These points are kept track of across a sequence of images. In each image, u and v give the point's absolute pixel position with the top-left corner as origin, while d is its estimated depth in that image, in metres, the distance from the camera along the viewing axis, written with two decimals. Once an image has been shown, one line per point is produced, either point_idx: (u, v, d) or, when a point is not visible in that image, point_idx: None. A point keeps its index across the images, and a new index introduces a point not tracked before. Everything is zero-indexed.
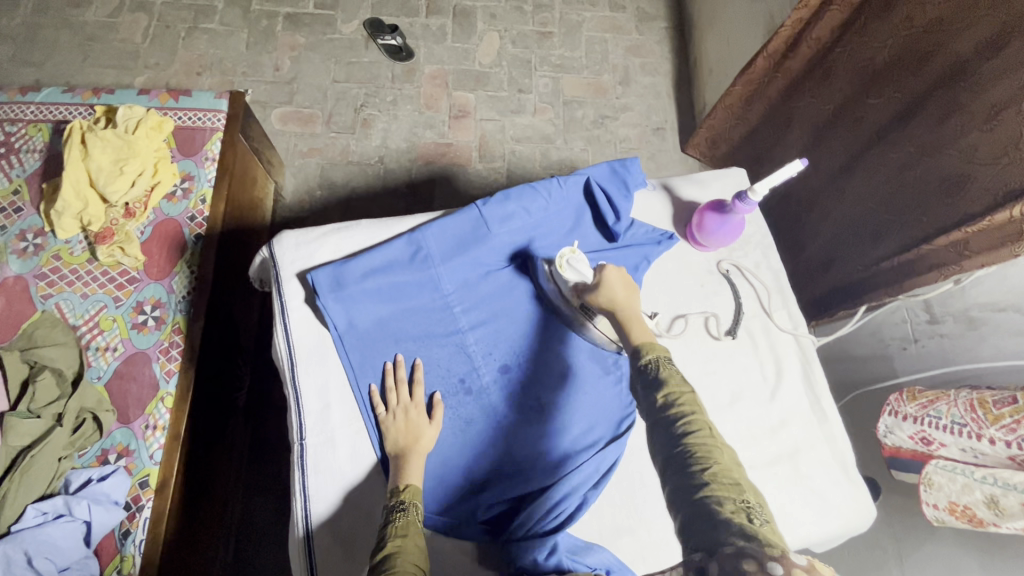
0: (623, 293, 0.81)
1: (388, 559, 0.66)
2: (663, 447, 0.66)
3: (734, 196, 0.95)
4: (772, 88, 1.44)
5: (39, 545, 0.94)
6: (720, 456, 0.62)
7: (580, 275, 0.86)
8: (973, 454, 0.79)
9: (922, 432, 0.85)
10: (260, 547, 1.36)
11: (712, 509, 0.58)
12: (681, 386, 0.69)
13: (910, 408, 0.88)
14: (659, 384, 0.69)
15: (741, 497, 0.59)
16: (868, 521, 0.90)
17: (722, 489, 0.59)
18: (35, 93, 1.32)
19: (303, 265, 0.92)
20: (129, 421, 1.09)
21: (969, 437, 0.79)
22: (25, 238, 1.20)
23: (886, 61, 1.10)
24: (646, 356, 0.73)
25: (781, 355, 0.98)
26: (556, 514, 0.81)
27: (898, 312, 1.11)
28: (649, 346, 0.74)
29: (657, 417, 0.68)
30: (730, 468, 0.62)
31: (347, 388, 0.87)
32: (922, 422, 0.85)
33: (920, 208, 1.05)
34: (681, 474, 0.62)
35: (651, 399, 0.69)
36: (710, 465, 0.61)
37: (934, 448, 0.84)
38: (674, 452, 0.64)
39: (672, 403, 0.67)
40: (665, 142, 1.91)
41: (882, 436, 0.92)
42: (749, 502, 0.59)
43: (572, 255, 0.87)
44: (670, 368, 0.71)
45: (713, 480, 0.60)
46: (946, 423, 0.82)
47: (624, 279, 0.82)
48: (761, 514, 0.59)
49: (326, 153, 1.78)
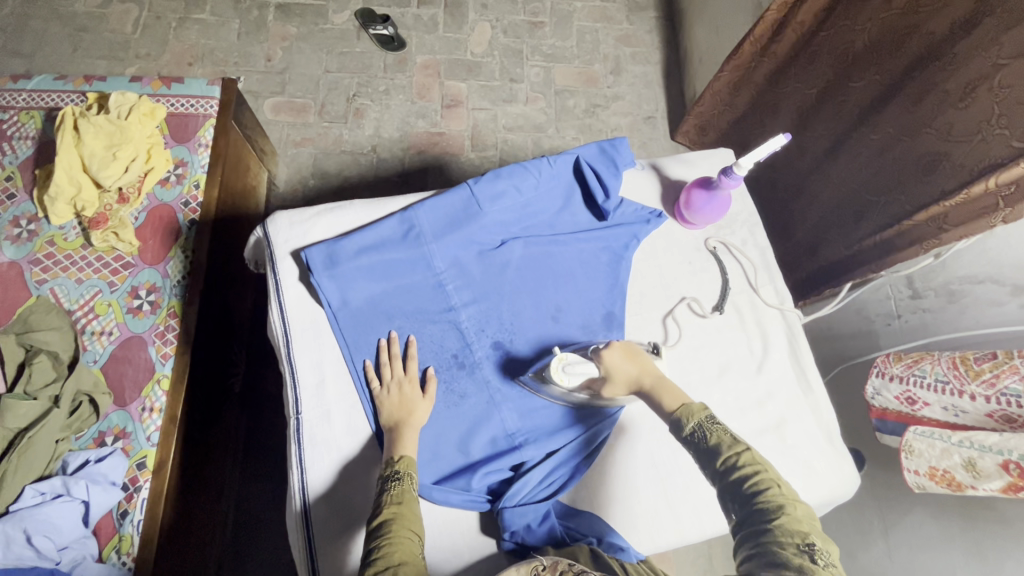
0: (634, 367, 0.81)
1: (384, 525, 0.68)
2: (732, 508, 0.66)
3: (719, 171, 0.96)
4: (759, 74, 1.46)
5: (37, 524, 0.94)
6: (786, 509, 0.63)
7: (584, 374, 0.83)
8: (955, 413, 0.81)
9: (908, 392, 0.87)
10: (257, 530, 1.37)
11: (777, 553, 0.59)
12: (733, 444, 0.70)
13: (897, 368, 0.89)
14: (715, 448, 0.70)
15: (807, 543, 0.61)
16: (853, 488, 0.92)
17: (785, 534, 0.61)
18: (26, 81, 1.33)
19: (296, 244, 0.93)
20: (126, 403, 1.10)
21: (951, 394, 0.81)
22: (19, 225, 1.21)
23: (866, 44, 1.12)
24: (687, 424, 0.73)
25: (768, 328, 1.00)
26: (547, 483, 0.85)
27: (882, 289, 1.14)
28: (687, 411, 0.74)
29: (720, 481, 0.69)
30: (798, 520, 0.63)
31: (341, 363, 0.88)
32: (908, 382, 0.87)
33: (901, 185, 1.07)
34: (752, 532, 0.63)
35: (710, 455, 0.71)
36: (776, 514, 0.63)
37: (918, 407, 0.85)
38: (744, 514, 0.65)
39: (732, 466, 0.68)
40: (656, 130, 1.92)
41: (869, 398, 0.92)
42: (816, 547, 0.60)
43: (563, 363, 0.84)
44: (714, 430, 0.71)
45: (781, 533, 0.61)
46: (931, 381, 0.84)
47: (625, 354, 0.83)
48: (827, 556, 0.60)
49: (319, 143, 1.78)
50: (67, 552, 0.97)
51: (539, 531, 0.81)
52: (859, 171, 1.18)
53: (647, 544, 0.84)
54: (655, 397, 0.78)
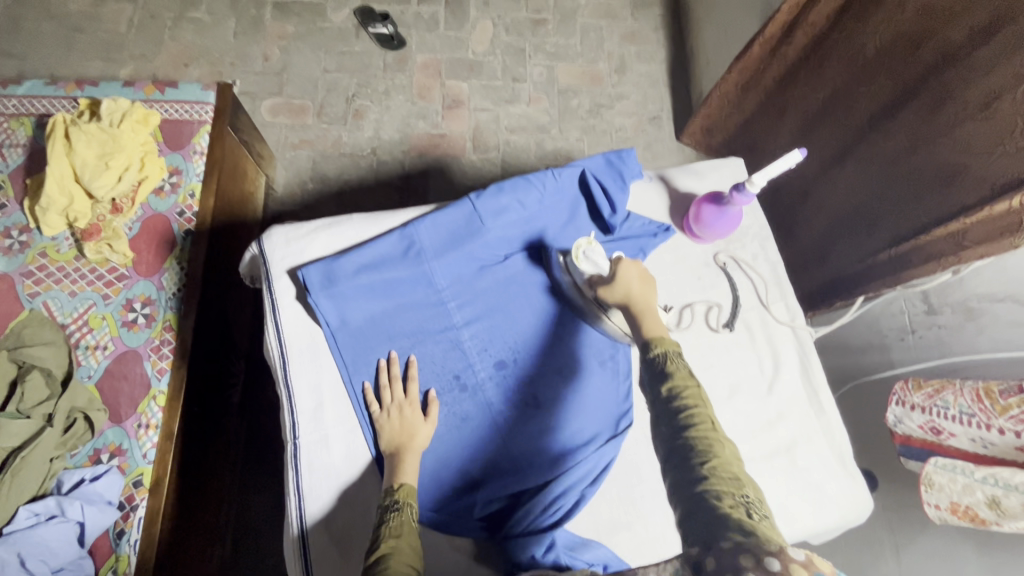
0: (637, 285, 0.80)
1: (382, 560, 0.66)
2: (665, 440, 0.67)
3: (730, 187, 0.93)
4: (768, 76, 1.42)
5: (32, 547, 0.93)
6: (721, 451, 0.63)
7: (596, 267, 0.86)
8: (983, 445, 0.78)
9: (931, 422, 0.85)
10: (257, 541, 1.36)
11: (710, 503, 0.59)
12: (685, 378, 0.70)
13: (917, 397, 0.87)
14: (664, 377, 0.70)
15: (739, 491, 0.60)
16: (866, 512, 0.90)
17: (719, 481, 0.61)
18: (17, 87, 1.29)
19: (293, 261, 0.90)
20: (121, 420, 1.08)
21: (977, 427, 0.78)
22: (10, 235, 1.18)
23: (879, 48, 1.09)
24: (653, 348, 0.73)
25: (779, 347, 0.97)
26: (552, 511, 0.81)
27: (896, 303, 1.11)
28: (659, 339, 0.74)
29: (659, 409, 0.69)
30: (729, 461, 0.63)
31: (340, 386, 0.86)
32: (930, 412, 0.85)
33: (915, 196, 1.04)
34: (686, 470, 0.63)
35: (656, 392, 0.70)
36: (710, 459, 0.63)
37: (944, 437, 0.83)
38: (677, 444, 0.65)
39: (676, 396, 0.68)
40: (661, 131, 1.88)
41: (893, 425, 0.92)
42: (748, 497, 0.60)
43: (589, 246, 0.87)
44: (677, 361, 0.71)
45: (713, 474, 0.61)
46: (954, 413, 0.82)
47: (639, 273, 0.82)
48: (758, 508, 0.60)
49: (318, 145, 1.75)
50: (63, 574, 0.95)
51: (542, 562, 0.75)
52: (871, 180, 1.15)
53: None
54: (640, 318, 0.78)
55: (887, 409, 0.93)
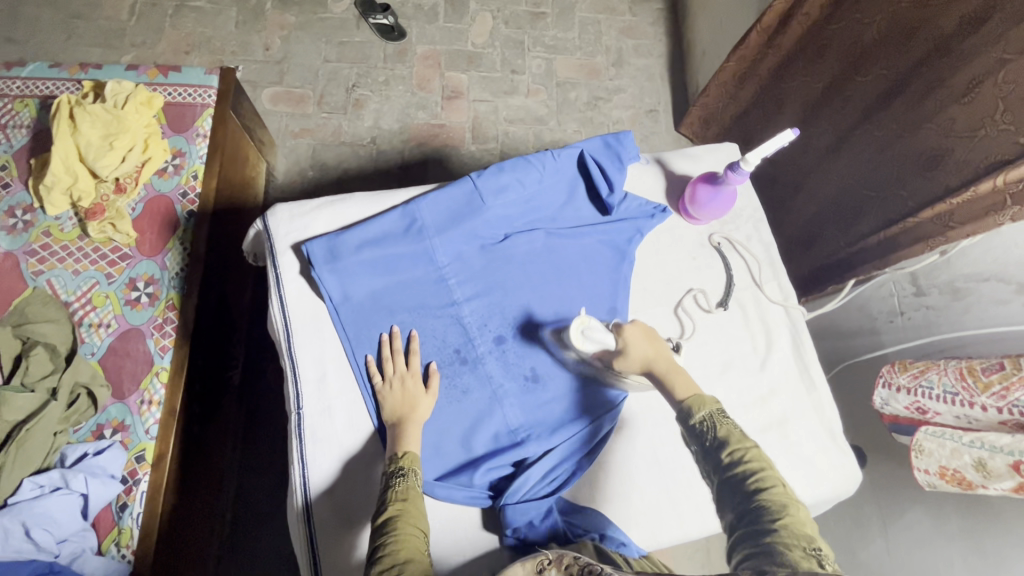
0: (651, 347, 0.81)
1: (389, 522, 0.67)
2: (733, 504, 0.67)
3: (726, 166, 0.95)
4: (763, 67, 1.45)
5: (36, 517, 0.94)
6: (792, 510, 0.64)
7: (600, 345, 0.82)
8: (967, 419, 0.82)
9: (917, 402, 0.88)
10: (256, 523, 1.37)
11: (787, 557, 0.58)
12: (741, 441, 0.71)
13: (903, 379, 0.89)
14: (721, 442, 0.71)
15: (810, 546, 0.61)
16: (855, 485, 0.92)
17: (792, 537, 0.61)
18: (21, 69, 1.30)
19: (297, 237, 0.92)
20: (124, 396, 1.09)
21: (961, 405, 0.81)
22: (14, 215, 1.19)
23: (875, 38, 1.11)
24: (697, 413, 0.74)
25: (772, 325, 0.99)
26: (550, 479, 0.85)
27: (885, 286, 1.14)
28: (698, 402, 0.75)
29: (722, 475, 0.69)
30: (801, 520, 0.63)
31: (343, 358, 0.88)
32: (916, 393, 0.87)
33: (902, 181, 1.07)
34: (756, 527, 0.63)
35: (717, 456, 0.70)
36: (782, 516, 0.63)
37: (930, 416, 0.86)
38: (747, 509, 0.65)
39: (738, 460, 0.69)
40: (658, 124, 1.91)
41: (879, 407, 0.94)
42: (821, 551, 0.60)
43: (585, 325, 0.83)
44: (723, 424, 0.72)
45: (785, 529, 0.61)
46: (939, 393, 0.84)
47: (646, 333, 0.82)
48: (831, 561, 0.60)
49: (318, 134, 1.76)
50: (66, 545, 0.96)
51: (544, 529, 0.79)
52: (861, 167, 1.18)
53: (650, 540, 0.84)
54: (668, 382, 0.79)
55: (872, 391, 0.95)
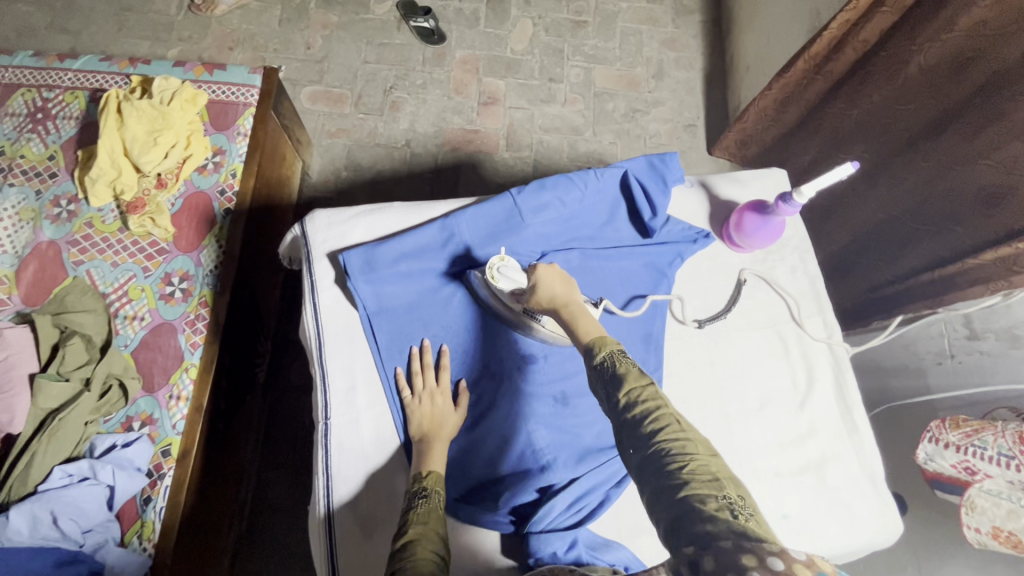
0: (561, 288, 0.78)
1: (408, 546, 0.65)
2: (635, 449, 0.60)
3: (777, 197, 0.91)
4: (811, 91, 1.38)
5: (64, 506, 0.95)
6: (694, 448, 0.57)
7: (516, 282, 0.83)
8: (1021, 488, 0.76)
9: (966, 461, 0.85)
10: (271, 521, 1.38)
11: (694, 509, 0.52)
12: (639, 377, 0.64)
13: (953, 436, 0.87)
14: (616, 384, 0.63)
15: (722, 493, 0.54)
16: (895, 537, 0.88)
17: (701, 484, 0.54)
18: (73, 60, 1.33)
19: (334, 245, 0.91)
20: (154, 390, 1.11)
21: (1015, 470, 0.76)
22: (59, 204, 1.21)
23: (923, 66, 1.06)
24: (598, 352, 0.67)
25: (814, 364, 0.95)
26: (576, 509, 0.81)
27: (935, 326, 1.08)
28: (600, 342, 0.69)
29: (621, 420, 0.62)
30: (708, 460, 0.56)
31: (372, 371, 0.87)
32: (966, 451, 0.84)
33: (955, 217, 1.03)
34: (659, 477, 0.56)
35: (613, 399, 0.63)
36: (687, 461, 0.56)
37: (979, 478, 0.82)
38: (648, 454, 0.58)
39: (634, 401, 0.61)
40: (696, 140, 1.87)
41: (923, 462, 0.92)
42: (732, 498, 0.54)
43: (502, 263, 0.84)
44: (625, 361, 0.65)
45: (691, 477, 0.55)
46: (992, 454, 0.80)
47: (559, 276, 0.79)
48: (744, 508, 0.54)
49: (354, 134, 1.77)
50: (90, 535, 0.97)
51: (564, 560, 0.76)
52: (907, 199, 1.13)
53: None
54: (571, 322, 0.73)
55: (918, 445, 0.93)
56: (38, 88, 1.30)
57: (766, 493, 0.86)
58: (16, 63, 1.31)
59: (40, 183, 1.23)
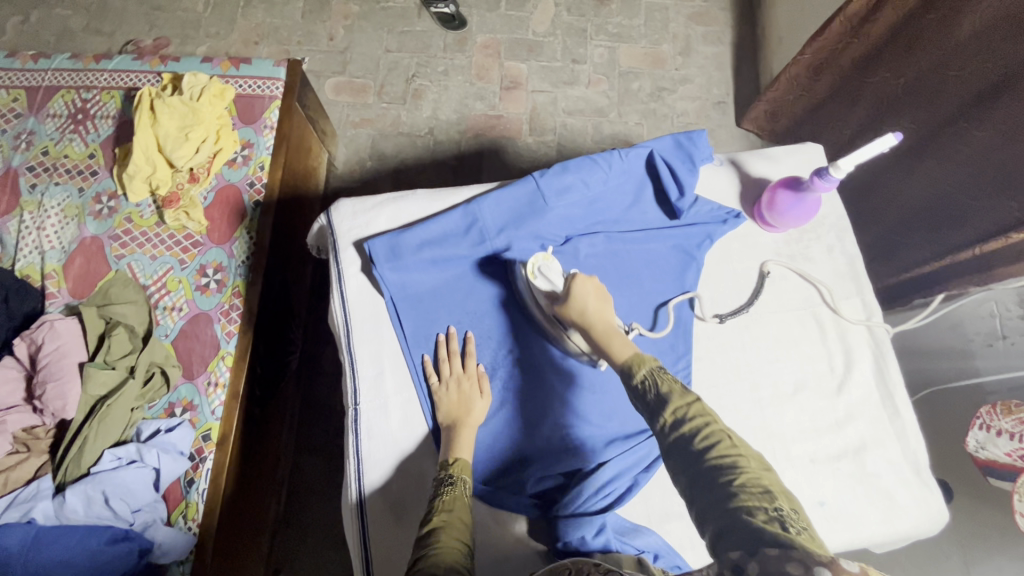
0: (594, 302, 0.79)
1: (433, 533, 0.66)
2: (686, 469, 0.60)
3: (812, 172, 0.87)
4: (845, 58, 1.32)
5: (114, 486, 1.00)
6: (745, 464, 0.58)
7: (551, 285, 0.83)
8: None
9: (1020, 449, 0.84)
10: (308, 502, 1.43)
11: (744, 520, 0.53)
12: (684, 396, 0.65)
13: (1006, 423, 0.87)
14: (662, 402, 0.65)
15: (772, 505, 0.54)
16: (941, 524, 0.84)
17: (749, 496, 0.54)
18: (107, 61, 1.37)
19: (359, 233, 0.92)
20: (193, 377, 1.15)
21: None
22: (101, 201, 1.26)
23: (974, 29, 0.98)
24: (637, 372, 0.69)
25: (853, 347, 0.92)
26: (606, 493, 0.80)
27: (986, 304, 1.03)
28: (638, 362, 0.70)
29: (672, 438, 0.62)
30: (759, 475, 0.57)
31: (400, 357, 0.88)
32: (1019, 439, 0.84)
33: (1011, 189, 0.94)
34: (711, 491, 0.57)
35: (658, 419, 0.64)
36: (737, 475, 0.57)
37: None
38: (699, 472, 0.59)
39: (681, 418, 0.62)
40: (726, 117, 1.80)
41: (973, 451, 0.93)
42: (783, 510, 0.54)
43: (544, 262, 0.84)
44: (665, 381, 0.67)
45: (741, 490, 0.55)
46: None
47: (597, 290, 0.80)
48: (796, 521, 0.54)
49: (377, 124, 1.78)
50: (140, 514, 1.02)
51: (594, 544, 0.75)
52: (949, 174, 1.07)
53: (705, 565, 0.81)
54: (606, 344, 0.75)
55: (968, 433, 0.95)
56: (76, 89, 1.34)
57: (801, 479, 0.84)
58: (54, 66, 1.36)
59: (82, 181, 1.28)
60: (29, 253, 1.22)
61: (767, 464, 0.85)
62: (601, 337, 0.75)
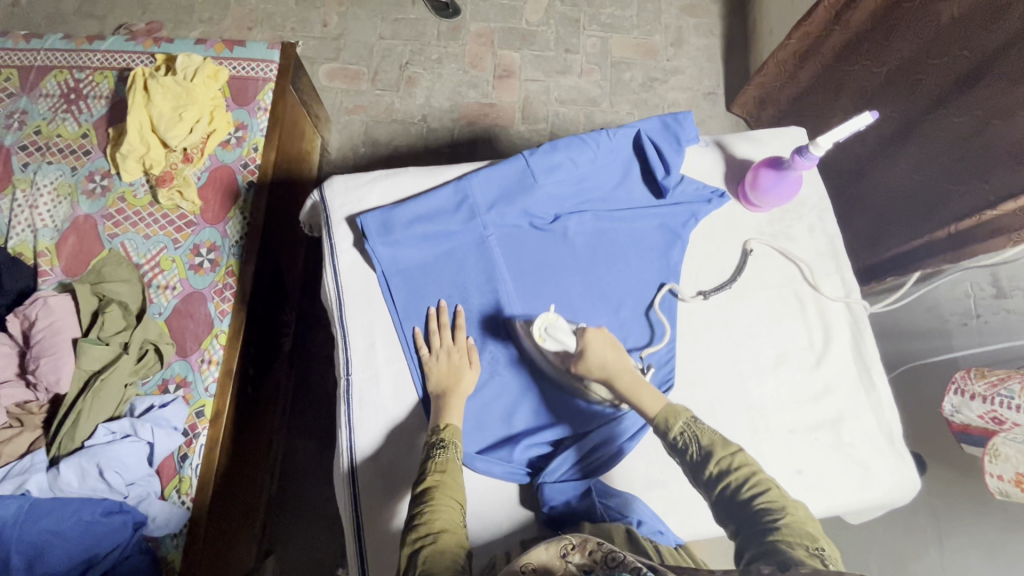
0: (612, 356, 0.79)
1: (427, 492, 0.69)
2: (731, 514, 0.65)
3: (792, 150, 0.90)
4: (827, 46, 1.36)
5: (108, 460, 1.00)
6: (789, 509, 0.62)
7: (562, 345, 0.82)
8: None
9: (992, 412, 0.88)
10: (300, 482, 1.45)
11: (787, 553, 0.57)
12: (726, 446, 0.68)
13: (980, 387, 0.92)
14: (706, 453, 0.68)
15: (813, 544, 0.59)
16: (913, 491, 0.87)
17: (792, 534, 0.59)
18: (100, 42, 1.37)
19: (352, 209, 0.94)
20: (187, 354, 1.17)
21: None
22: (94, 180, 1.27)
23: (953, 17, 1.01)
24: (674, 425, 0.72)
25: (832, 323, 0.95)
26: (590, 460, 0.84)
27: (961, 284, 1.05)
28: (667, 416, 0.73)
29: (718, 486, 0.66)
30: (802, 519, 0.61)
31: (391, 329, 0.90)
32: (992, 402, 0.89)
33: (984, 174, 1.00)
34: (756, 530, 0.61)
35: (701, 468, 0.68)
36: (780, 516, 0.61)
37: (1004, 426, 0.86)
38: (744, 517, 0.63)
39: (727, 469, 0.66)
40: (715, 107, 1.83)
41: (950, 415, 0.97)
42: (823, 550, 0.58)
43: (550, 324, 0.83)
44: (704, 432, 0.70)
45: (785, 528, 0.60)
46: (1014, 401, 0.84)
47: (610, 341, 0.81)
48: (835, 561, 0.58)
49: (371, 111, 1.79)
50: (134, 487, 1.04)
51: (579, 508, 0.79)
52: (932, 160, 1.10)
53: (686, 530, 0.83)
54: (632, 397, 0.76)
55: (946, 399, 0.99)
56: (69, 69, 1.35)
57: (780, 449, 0.87)
58: (46, 46, 1.36)
59: (75, 161, 1.28)
60: (22, 231, 1.23)
61: (747, 435, 0.87)
62: (629, 396, 0.77)
